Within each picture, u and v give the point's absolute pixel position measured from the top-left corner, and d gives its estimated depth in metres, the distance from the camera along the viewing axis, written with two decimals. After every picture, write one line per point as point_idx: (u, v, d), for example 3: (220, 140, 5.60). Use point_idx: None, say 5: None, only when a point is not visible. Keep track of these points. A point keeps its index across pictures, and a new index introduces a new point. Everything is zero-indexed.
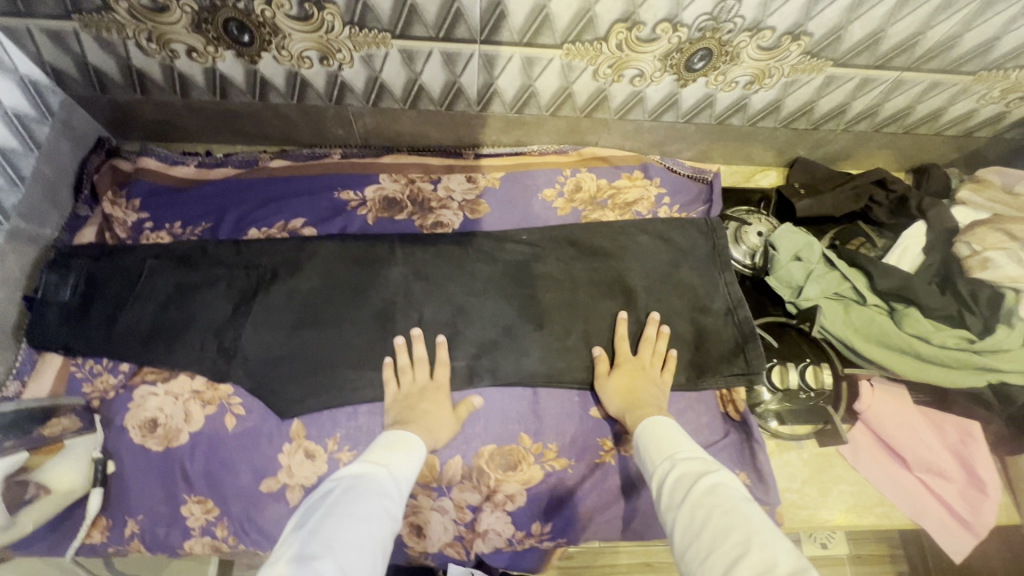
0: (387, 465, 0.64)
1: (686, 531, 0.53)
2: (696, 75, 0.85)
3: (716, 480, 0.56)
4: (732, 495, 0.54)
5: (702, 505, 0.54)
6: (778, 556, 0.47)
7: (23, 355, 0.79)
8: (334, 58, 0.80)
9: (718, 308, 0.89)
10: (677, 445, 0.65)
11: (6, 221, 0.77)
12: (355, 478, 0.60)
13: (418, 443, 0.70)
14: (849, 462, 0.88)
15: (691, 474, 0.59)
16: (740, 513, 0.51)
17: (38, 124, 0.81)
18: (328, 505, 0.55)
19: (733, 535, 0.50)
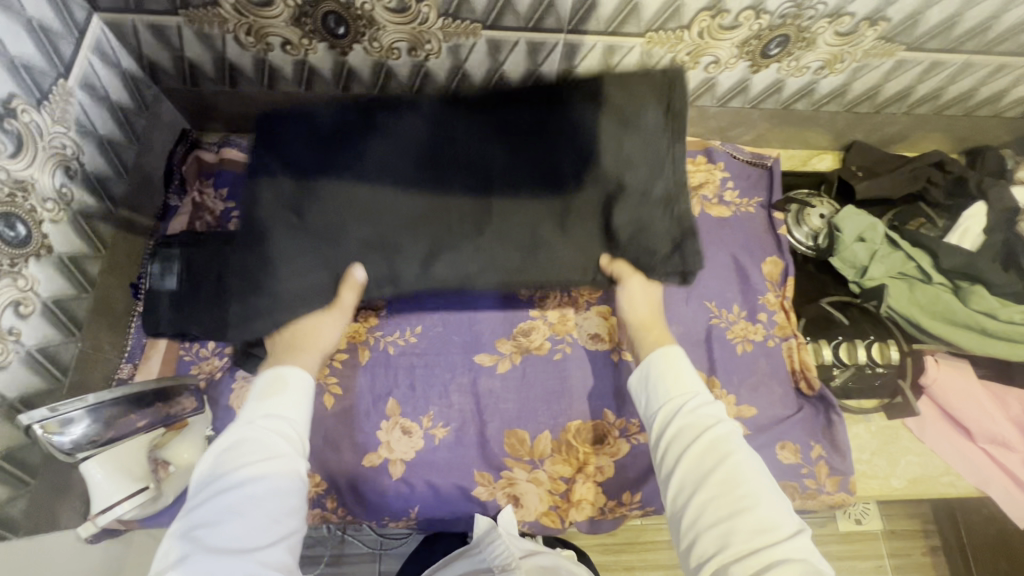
0: (279, 412, 0.62)
1: (689, 471, 0.61)
2: (770, 61, 0.87)
3: (723, 432, 0.62)
4: (728, 442, 0.62)
5: (705, 450, 0.61)
6: (769, 509, 0.57)
7: (133, 340, 0.82)
8: (422, 49, 0.83)
9: (658, 196, 0.80)
10: (692, 386, 0.68)
11: (115, 210, 0.80)
12: (228, 456, 0.57)
13: (291, 369, 0.66)
14: (916, 434, 0.92)
15: (701, 423, 0.64)
16: (742, 463, 0.60)
17: (137, 117, 0.84)
18: (208, 491, 0.55)
19: (733, 487, 0.58)
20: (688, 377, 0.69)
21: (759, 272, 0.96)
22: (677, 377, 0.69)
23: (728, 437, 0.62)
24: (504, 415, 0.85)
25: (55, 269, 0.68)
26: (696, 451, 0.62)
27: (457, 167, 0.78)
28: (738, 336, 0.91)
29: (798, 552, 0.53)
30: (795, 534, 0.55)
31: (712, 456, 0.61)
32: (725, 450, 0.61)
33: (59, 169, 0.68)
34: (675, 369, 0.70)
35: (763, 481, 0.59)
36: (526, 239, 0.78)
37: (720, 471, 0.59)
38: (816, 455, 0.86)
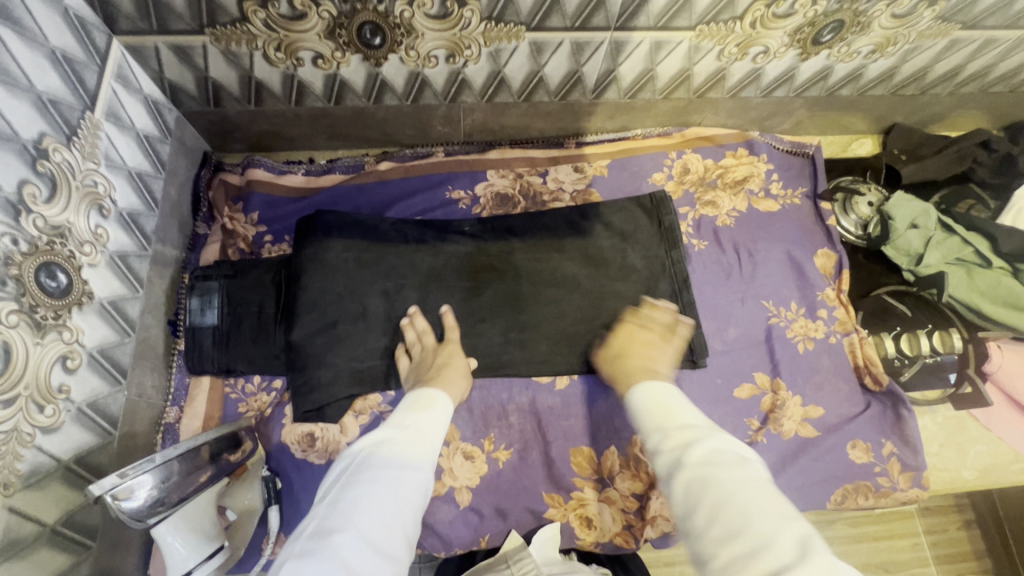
0: (414, 425, 0.62)
1: (680, 501, 0.51)
2: (821, 48, 0.83)
3: (706, 452, 0.54)
4: (723, 461, 0.52)
5: (693, 474, 0.52)
6: (772, 526, 0.45)
7: (177, 381, 0.78)
8: (461, 55, 0.78)
9: (663, 290, 0.88)
10: (676, 414, 0.61)
11: (149, 246, 0.75)
12: (377, 446, 0.58)
13: (446, 399, 0.68)
14: (983, 423, 0.89)
15: (684, 449, 0.55)
16: (735, 480, 0.50)
17: (162, 144, 0.79)
18: (351, 477, 0.54)
19: (733, 509, 0.47)
20: (684, 410, 0.62)
21: (814, 267, 0.93)
22: (658, 411, 0.62)
23: (717, 453, 0.53)
24: (567, 433, 0.82)
25: (97, 317, 0.64)
26: (691, 472, 0.52)
27: (484, 273, 0.87)
28: (799, 334, 0.89)
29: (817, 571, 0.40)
30: (805, 555, 0.42)
31: (695, 486, 0.51)
32: (719, 468, 0.51)
33: (93, 209, 0.64)
34: (656, 397, 0.64)
35: (772, 501, 0.47)
36: (557, 334, 0.85)
37: (710, 491, 0.49)
38: (887, 452, 0.84)
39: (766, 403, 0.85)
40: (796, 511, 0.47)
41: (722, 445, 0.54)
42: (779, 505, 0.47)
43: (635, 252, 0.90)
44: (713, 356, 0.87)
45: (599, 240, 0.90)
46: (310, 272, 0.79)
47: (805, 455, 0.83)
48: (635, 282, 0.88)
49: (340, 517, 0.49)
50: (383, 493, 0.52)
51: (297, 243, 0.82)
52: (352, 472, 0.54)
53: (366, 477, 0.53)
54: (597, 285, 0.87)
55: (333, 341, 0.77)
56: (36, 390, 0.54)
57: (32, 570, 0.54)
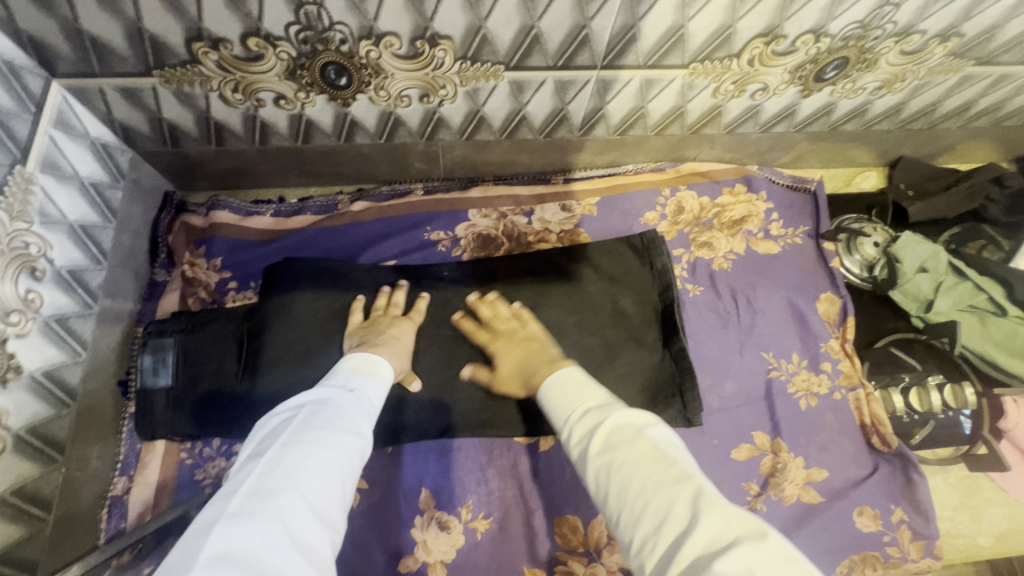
0: (358, 392, 0.58)
1: (597, 481, 0.48)
2: (825, 84, 0.78)
3: (606, 434, 0.50)
4: (631, 433, 0.49)
5: (607, 451, 0.49)
6: (678, 503, 0.42)
7: (126, 447, 0.72)
8: (436, 95, 0.72)
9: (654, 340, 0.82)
10: (582, 399, 0.56)
11: (94, 303, 0.69)
12: (324, 404, 0.54)
13: (390, 368, 0.65)
14: (999, 484, 0.83)
15: (596, 427, 0.51)
16: (653, 452, 0.47)
17: (112, 190, 0.74)
18: (294, 434, 0.49)
19: (649, 485, 0.44)
20: (591, 391, 0.57)
21: (817, 314, 0.87)
22: (566, 396, 0.57)
23: (616, 432, 0.49)
24: (551, 500, 0.76)
25: (27, 392, 0.58)
26: (604, 451, 0.49)
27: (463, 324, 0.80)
28: (801, 389, 0.83)
29: (714, 531, 0.39)
30: (700, 509, 0.41)
31: (605, 472, 0.48)
32: (633, 439, 0.48)
33: (23, 273, 0.58)
34: (567, 384, 0.59)
35: (665, 463, 0.45)
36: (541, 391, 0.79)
37: (624, 466, 0.47)
38: (897, 519, 0.78)
39: (766, 466, 0.79)
40: (687, 468, 0.45)
41: (625, 416, 0.51)
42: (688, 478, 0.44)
43: (626, 299, 0.83)
44: (709, 414, 0.81)
45: (587, 285, 0.84)
46: (275, 327, 0.73)
47: (808, 523, 0.77)
48: (625, 332, 0.82)
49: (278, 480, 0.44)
50: (330, 458, 0.48)
51: (264, 295, 0.76)
52: (297, 428, 0.49)
53: (309, 438, 0.49)
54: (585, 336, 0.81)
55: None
56: None
57: None
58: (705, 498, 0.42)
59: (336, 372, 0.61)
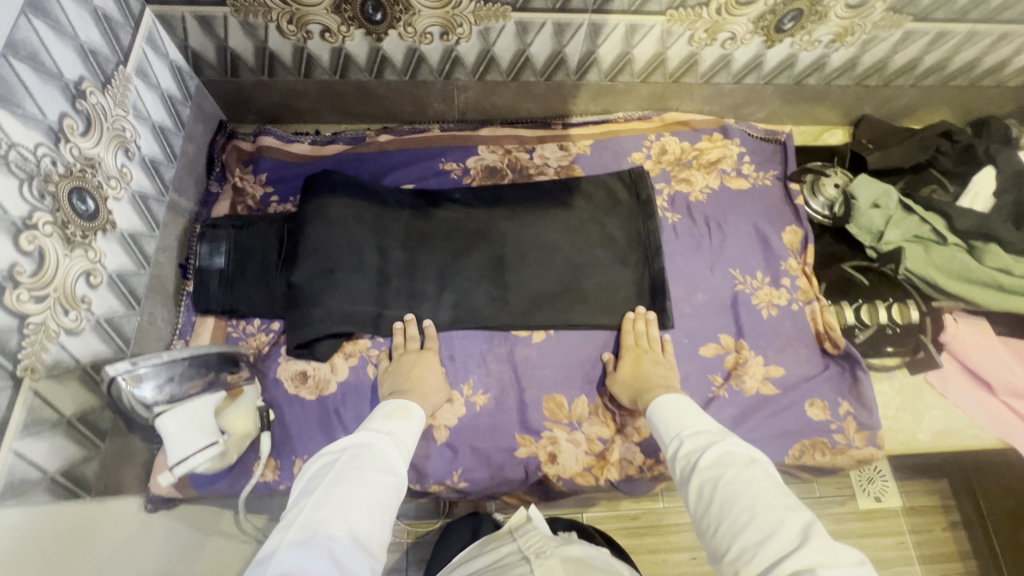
0: (393, 433, 0.66)
1: (697, 503, 0.58)
2: (784, 36, 0.91)
3: (715, 455, 0.60)
4: (735, 460, 0.59)
5: (712, 472, 0.59)
6: (784, 519, 0.51)
7: (184, 317, 0.86)
8: (454, 33, 0.87)
9: (636, 260, 0.95)
10: (687, 419, 0.68)
11: (166, 193, 0.84)
12: (369, 451, 0.61)
13: (422, 418, 0.73)
14: (938, 390, 0.94)
15: (700, 450, 0.62)
16: (754, 475, 0.56)
17: (183, 107, 0.89)
18: (338, 476, 0.57)
19: (760, 505, 0.53)
20: (697, 416, 0.69)
21: (780, 240, 0.99)
22: (675, 415, 0.70)
23: (728, 455, 0.60)
24: (542, 382, 0.88)
25: (119, 245, 0.72)
26: (712, 472, 0.59)
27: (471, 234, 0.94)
28: (763, 301, 0.94)
29: (821, 559, 0.47)
30: (808, 540, 0.49)
31: (707, 485, 0.58)
32: (742, 462, 0.58)
33: (119, 150, 0.72)
34: (673, 408, 0.71)
35: (777, 495, 0.54)
36: (538, 293, 0.91)
37: (726, 485, 0.56)
38: (844, 411, 0.89)
39: (729, 361, 0.91)
40: (801, 504, 0.53)
41: (735, 444, 0.61)
42: (789, 502, 0.53)
43: (613, 223, 0.96)
44: (681, 318, 0.93)
45: (579, 208, 0.97)
46: (312, 221, 0.86)
47: (765, 410, 0.88)
48: (612, 248, 0.94)
49: (323, 517, 0.51)
50: (370, 494, 0.56)
51: (303, 199, 0.90)
52: (340, 468, 0.58)
53: (349, 477, 0.57)
54: (573, 250, 0.94)
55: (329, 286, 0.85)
56: (63, 294, 0.62)
57: (48, 452, 0.60)
58: (814, 530, 0.50)
59: (374, 417, 0.69)
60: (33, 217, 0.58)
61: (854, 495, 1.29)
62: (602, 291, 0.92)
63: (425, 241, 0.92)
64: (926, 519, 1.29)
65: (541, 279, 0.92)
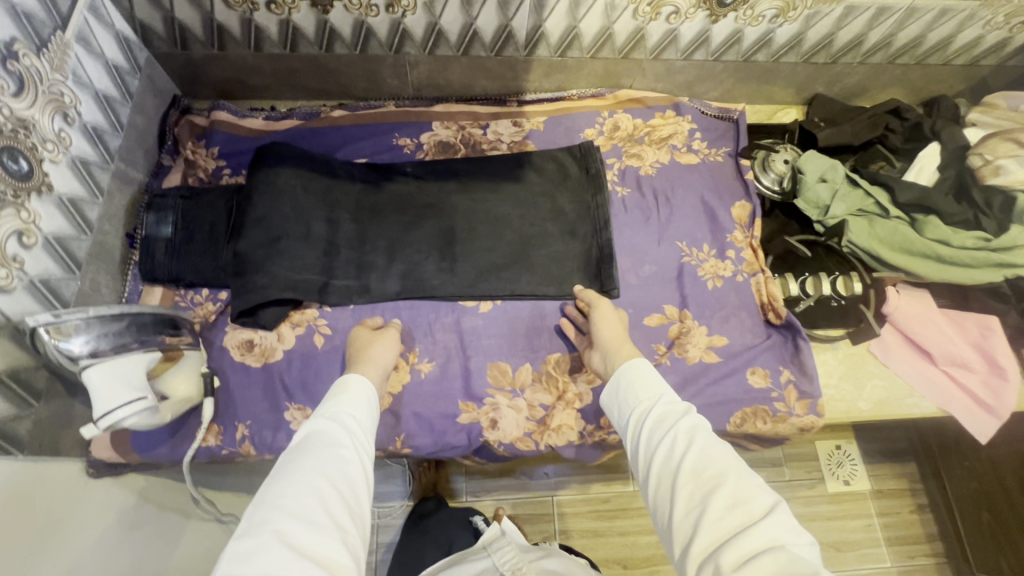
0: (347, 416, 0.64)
1: (660, 471, 0.59)
2: (727, 10, 0.93)
3: (687, 428, 0.60)
4: (704, 435, 0.60)
5: (678, 444, 0.60)
6: (746, 494, 0.53)
7: (131, 285, 0.86)
8: (399, 5, 0.88)
9: (585, 232, 0.96)
10: (655, 388, 0.68)
11: (111, 161, 0.84)
12: (322, 444, 0.60)
13: (377, 399, 0.70)
14: (880, 360, 0.96)
15: (671, 421, 0.63)
16: (720, 451, 0.58)
17: (131, 77, 0.89)
18: (295, 470, 0.56)
19: (725, 479, 0.54)
20: (661, 386, 0.69)
21: (728, 213, 1.00)
22: (642, 381, 0.69)
23: (694, 429, 0.61)
24: (488, 350, 0.89)
25: (56, 207, 0.72)
26: (679, 446, 0.59)
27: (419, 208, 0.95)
28: (708, 273, 0.96)
29: (783, 535, 0.49)
30: (772, 514, 0.51)
31: (674, 454, 0.59)
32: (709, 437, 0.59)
33: (57, 114, 0.73)
34: (643, 374, 0.70)
35: (745, 472, 0.55)
36: (485, 264, 0.92)
37: (693, 460, 0.57)
38: (785, 379, 0.91)
39: (673, 331, 0.92)
40: (764, 481, 0.55)
41: (702, 421, 0.62)
42: (752, 476, 0.55)
43: (563, 197, 0.98)
44: (628, 289, 0.94)
45: (531, 183, 0.99)
46: (261, 193, 0.88)
47: (706, 377, 0.89)
48: (561, 222, 0.96)
49: (281, 514, 0.51)
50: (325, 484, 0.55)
51: (251, 170, 0.90)
52: (295, 461, 0.57)
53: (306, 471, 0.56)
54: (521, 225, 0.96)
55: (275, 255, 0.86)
56: None
57: None
58: (780, 507, 0.52)
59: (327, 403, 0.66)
60: None
61: (821, 478, 1.31)
62: (551, 265, 0.93)
63: (379, 213, 0.94)
64: (891, 501, 1.31)
65: (488, 251, 0.93)
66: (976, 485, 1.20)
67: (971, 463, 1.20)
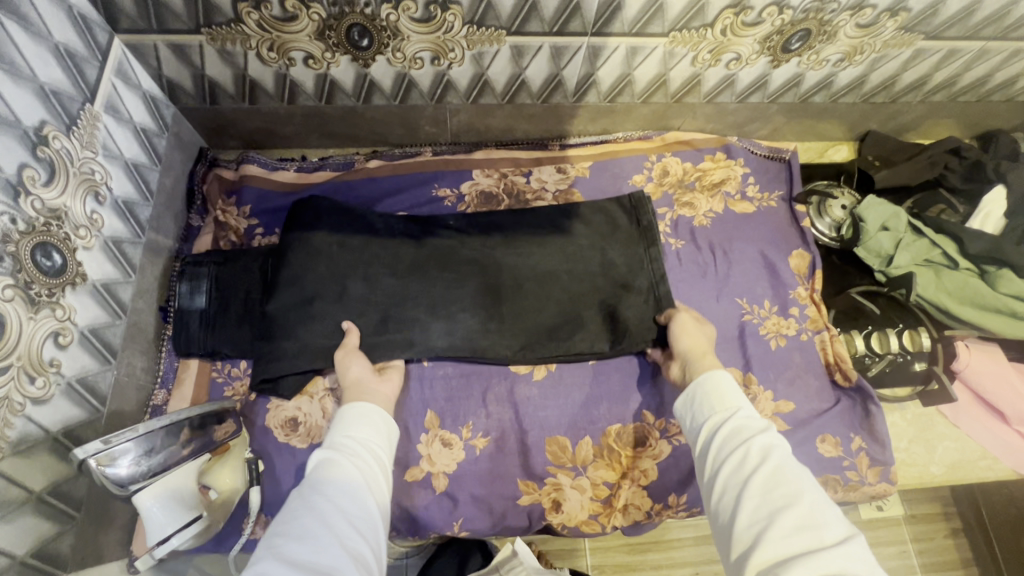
0: (351, 439, 0.63)
1: (727, 482, 0.56)
2: (791, 55, 0.88)
3: (764, 448, 0.56)
4: (777, 454, 0.56)
5: (744, 458, 0.56)
6: (817, 517, 0.49)
7: (166, 364, 0.81)
8: (446, 57, 0.82)
9: (641, 285, 0.88)
10: (730, 401, 0.64)
11: (143, 233, 0.79)
12: (328, 473, 0.57)
13: (381, 412, 0.69)
14: (951, 420, 0.93)
15: (746, 434, 0.59)
16: (791, 470, 0.54)
17: (158, 138, 0.83)
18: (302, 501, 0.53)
19: (795, 500, 0.51)
20: (737, 398, 0.65)
21: (787, 266, 0.96)
22: (718, 393, 0.66)
23: (764, 448, 0.56)
24: (545, 422, 0.84)
25: (90, 297, 0.67)
26: (745, 460, 0.56)
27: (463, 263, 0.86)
28: (771, 331, 0.91)
29: (850, 566, 0.44)
30: (845, 546, 0.46)
31: (741, 469, 0.56)
32: (782, 457, 0.55)
33: (89, 195, 0.67)
34: (718, 386, 0.67)
35: (822, 500, 0.51)
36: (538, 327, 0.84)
37: (762, 474, 0.54)
38: (856, 447, 0.86)
39: None
40: (842, 514, 0.50)
41: (778, 441, 0.58)
42: (826, 504, 0.50)
43: (614, 250, 0.90)
44: None
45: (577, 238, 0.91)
46: (293, 257, 0.80)
47: None
48: (612, 277, 0.88)
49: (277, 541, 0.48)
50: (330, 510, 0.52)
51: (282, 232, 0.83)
52: (305, 491, 0.55)
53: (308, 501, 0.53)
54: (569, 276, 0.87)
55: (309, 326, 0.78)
56: (28, 361, 0.57)
57: (16, 534, 0.56)
58: (855, 541, 0.46)
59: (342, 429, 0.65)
60: None
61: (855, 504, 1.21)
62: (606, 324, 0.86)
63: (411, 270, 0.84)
64: (926, 527, 1.22)
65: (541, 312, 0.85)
66: (1013, 514, 1.15)
67: (1015, 495, 1.14)
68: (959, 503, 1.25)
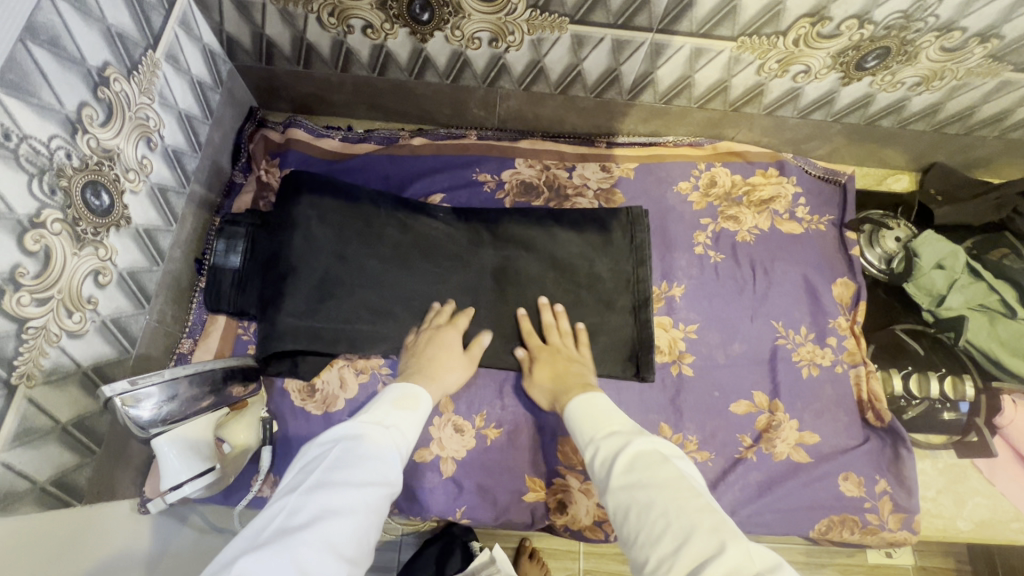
0: (399, 437, 0.61)
1: (616, 510, 0.54)
2: (865, 73, 0.83)
3: (627, 460, 0.57)
4: (653, 462, 0.56)
5: (625, 479, 0.55)
6: (698, 520, 0.49)
7: (195, 315, 0.82)
8: (504, 40, 0.81)
9: (623, 305, 0.84)
10: (603, 422, 0.64)
11: (187, 184, 0.80)
12: (354, 461, 0.55)
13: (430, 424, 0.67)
14: (986, 476, 0.88)
15: (608, 458, 0.59)
16: (662, 473, 0.54)
17: (212, 92, 0.84)
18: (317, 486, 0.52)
19: (676, 507, 0.50)
20: (610, 417, 0.65)
21: (830, 294, 0.92)
22: (589, 417, 0.65)
23: (639, 461, 0.56)
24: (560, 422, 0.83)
25: (131, 241, 0.68)
26: (625, 477, 0.55)
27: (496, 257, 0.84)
28: (804, 359, 0.88)
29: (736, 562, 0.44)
30: (723, 542, 0.46)
31: (623, 496, 0.54)
32: (655, 461, 0.56)
33: (141, 140, 0.68)
34: (589, 408, 0.66)
35: (688, 493, 0.52)
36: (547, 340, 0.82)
37: (639, 492, 0.53)
38: (880, 489, 0.83)
39: (762, 421, 0.84)
40: (709, 500, 0.51)
41: (647, 446, 0.58)
42: (703, 500, 0.51)
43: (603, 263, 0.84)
44: (715, 368, 0.87)
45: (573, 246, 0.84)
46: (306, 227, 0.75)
47: (793, 478, 0.82)
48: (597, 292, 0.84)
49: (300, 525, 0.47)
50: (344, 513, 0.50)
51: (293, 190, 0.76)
52: (329, 474, 0.53)
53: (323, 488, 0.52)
54: (592, 274, 0.84)
55: (330, 295, 0.74)
56: (67, 295, 0.58)
57: (39, 461, 0.58)
58: (728, 531, 0.48)
59: (380, 404, 0.64)
60: (40, 214, 0.54)
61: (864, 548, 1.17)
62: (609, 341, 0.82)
63: (436, 251, 0.81)
64: None
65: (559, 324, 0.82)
66: None
67: None
68: (975, 562, 1.18)
